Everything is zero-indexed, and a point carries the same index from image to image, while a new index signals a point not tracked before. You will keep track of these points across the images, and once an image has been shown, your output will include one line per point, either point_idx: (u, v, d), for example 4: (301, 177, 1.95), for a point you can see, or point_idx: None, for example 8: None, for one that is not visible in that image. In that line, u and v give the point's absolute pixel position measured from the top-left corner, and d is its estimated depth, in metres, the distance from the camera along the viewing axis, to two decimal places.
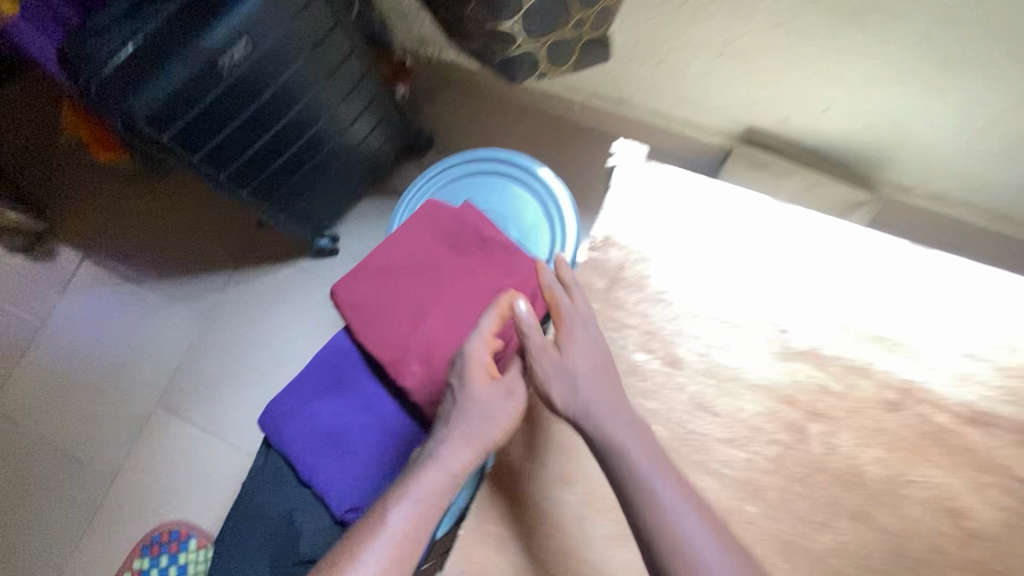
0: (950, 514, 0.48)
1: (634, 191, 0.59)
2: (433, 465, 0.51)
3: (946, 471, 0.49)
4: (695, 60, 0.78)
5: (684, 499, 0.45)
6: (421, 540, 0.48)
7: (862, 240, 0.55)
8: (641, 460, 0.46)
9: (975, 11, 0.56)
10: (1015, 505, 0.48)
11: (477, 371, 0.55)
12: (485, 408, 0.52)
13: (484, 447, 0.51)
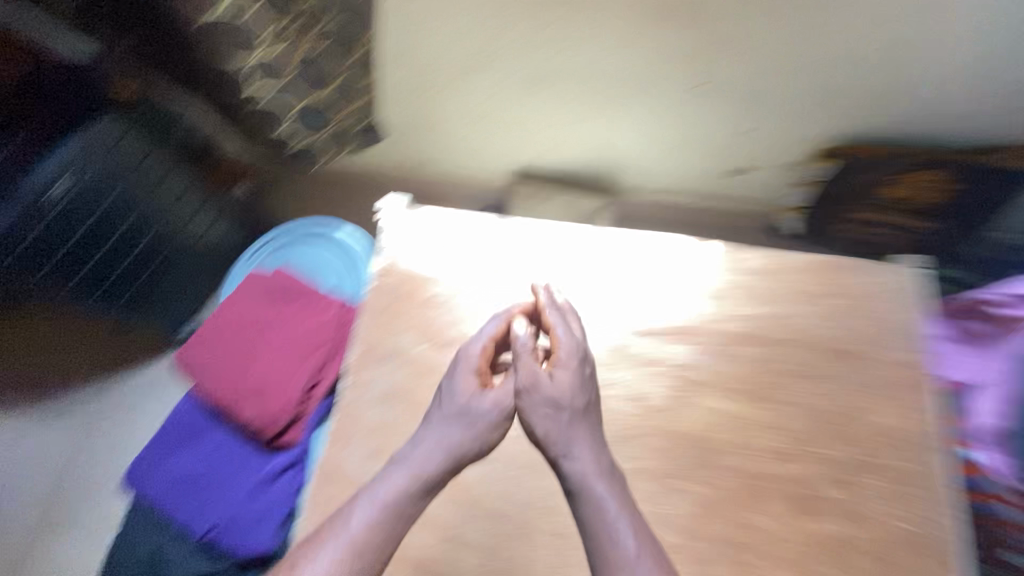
0: (643, 402, 0.69)
1: (407, 230, 0.81)
2: (415, 464, 0.61)
3: (636, 373, 0.70)
4: (459, 129, 1.06)
5: (625, 522, 0.57)
6: (379, 538, 0.58)
7: (563, 231, 0.80)
8: (597, 469, 0.60)
9: (599, 66, 0.88)
10: (680, 383, 0.70)
11: (467, 380, 0.66)
12: (472, 416, 0.64)
13: (452, 457, 0.62)
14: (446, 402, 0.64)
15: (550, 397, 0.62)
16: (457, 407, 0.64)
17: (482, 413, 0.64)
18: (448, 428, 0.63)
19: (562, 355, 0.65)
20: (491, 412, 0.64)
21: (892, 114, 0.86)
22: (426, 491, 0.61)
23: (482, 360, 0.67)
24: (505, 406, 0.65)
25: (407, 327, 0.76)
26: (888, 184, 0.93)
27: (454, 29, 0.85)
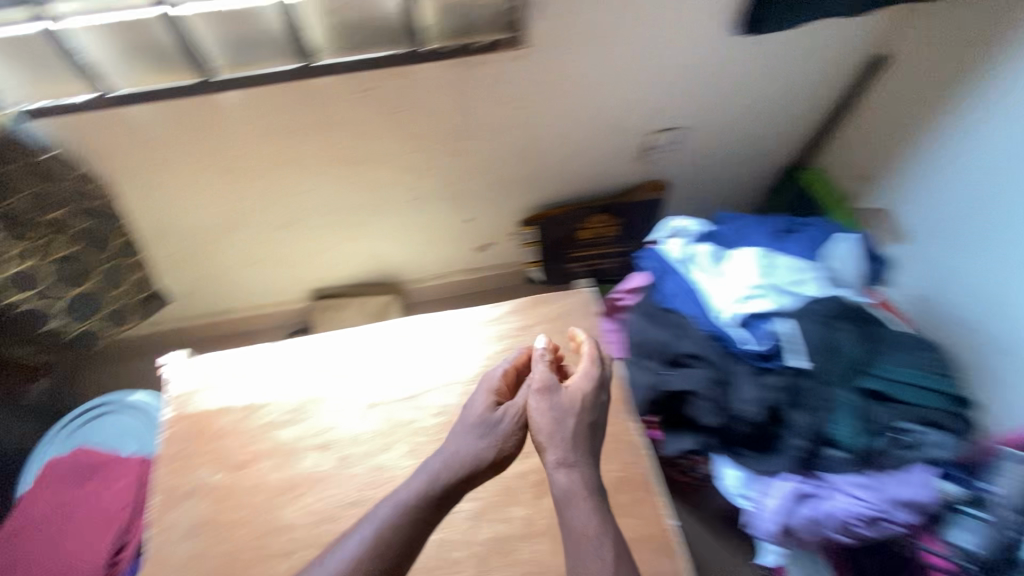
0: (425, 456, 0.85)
1: (194, 378, 0.92)
2: (430, 471, 0.69)
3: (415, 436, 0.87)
4: (245, 273, 1.21)
5: (599, 534, 0.64)
6: (383, 552, 0.64)
7: (333, 338, 0.96)
8: (586, 484, 0.68)
9: (340, 204, 1.09)
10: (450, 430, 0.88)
11: (487, 396, 0.76)
12: (488, 429, 0.72)
13: (452, 467, 0.69)
14: (466, 416, 0.74)
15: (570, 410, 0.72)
16: (472, 419, 0.73)
17: (491, 426, 0.72)
18: (495, 422, 0.72)
19: (582, 374, 0.74)
20: (501, 423, 0.72)
21: (558, 181, 1.17)
22: (429, 507, 0.67)
23: (501, 382, 0.78)
24: (505, 426, 0.72)
25: (201, 462, 0.85)
26: (578, 229, 1.26)
27: (195, 207, 1.01)
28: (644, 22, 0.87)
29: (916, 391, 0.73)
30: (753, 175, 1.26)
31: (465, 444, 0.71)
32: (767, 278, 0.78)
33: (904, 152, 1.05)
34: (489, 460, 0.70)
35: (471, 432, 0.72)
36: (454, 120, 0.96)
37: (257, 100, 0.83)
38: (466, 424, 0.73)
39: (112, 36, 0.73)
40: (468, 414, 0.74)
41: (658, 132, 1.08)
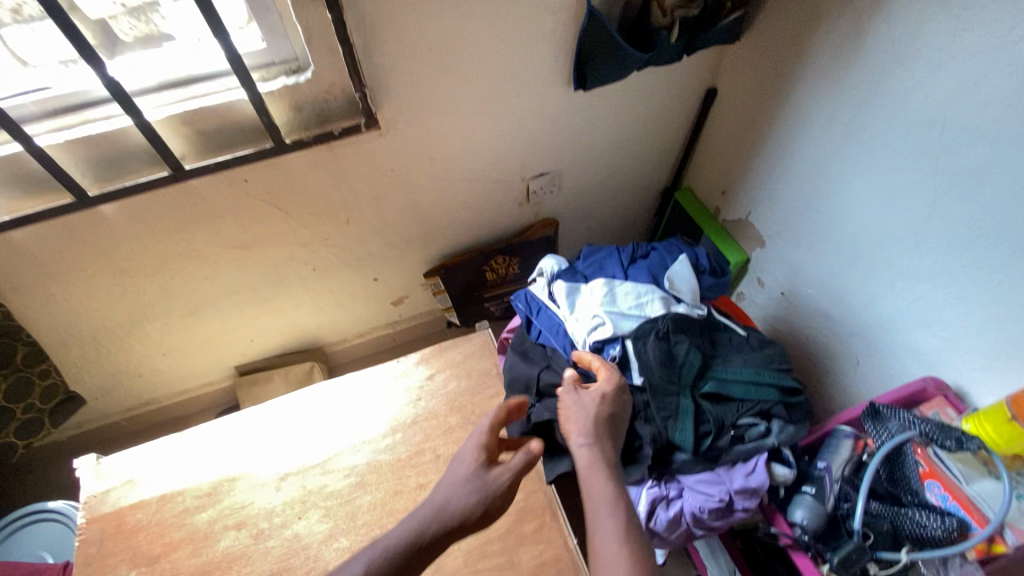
0: (340, 518, 0.89)
1: (111, 476, 0.95)
2: (419, 519, 0.67)
3: (330, 501, 0.91)
4: (162, 362, 1.23)
5: (617, 522, 0.59)
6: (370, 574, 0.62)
7: (247, 416, 1.01)
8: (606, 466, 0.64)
9: (246, 285, 1.14)
10: (363, 490, 0.92)
11: (477, 447, 0.72)
12: (480, 486, 0.69)
13: (436, 516, 0.67)
14: (455, 468, 0.71)
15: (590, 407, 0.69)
16: (463, 473, 0.70)
17: (483, 481, 0.69)
18: (484, 474, 0.70)
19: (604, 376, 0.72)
20: (493, 482, 0.69)
21: (453, 233, 1.24)
22: (415, 555, 0.65)
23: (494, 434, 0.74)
24: (498, 487, 0.69)
25: (118, 560, 0.87)
26: (485, 270, 1.32)
27: (96, 309, 1.04)
28: (490, 90, 0.96)
29: (754, 387, 0.78)
30: (635, 202, 1.38)
31: (455, 499, 0.68)
32: (608, 308, 0.85)
33: (742, 168, 1.17)
34: (481, 517, 0.68)
35: (461, 482, 0.69)
36: (335, 195, 1.03)
37: (135, 206, 0.89)
38: (459, 472, 0.71)
39: None
40: (460, 462, 0.72)
41: (533, 179, 1.18)
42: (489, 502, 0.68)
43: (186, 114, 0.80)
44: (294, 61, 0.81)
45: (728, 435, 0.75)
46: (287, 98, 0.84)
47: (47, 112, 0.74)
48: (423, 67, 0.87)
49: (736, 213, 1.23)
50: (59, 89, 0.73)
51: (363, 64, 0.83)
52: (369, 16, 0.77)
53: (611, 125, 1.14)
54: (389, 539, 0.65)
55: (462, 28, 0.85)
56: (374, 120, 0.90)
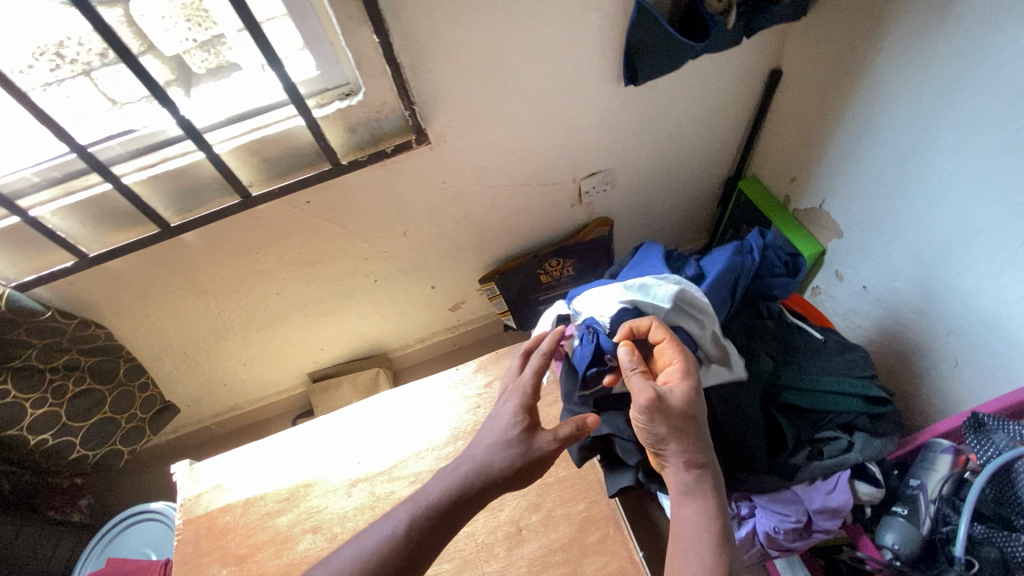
0: None
1: (204, 479, 1.03)
2: (459, 475, 0.66)
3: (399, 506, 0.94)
4: (243, 372, 1.33)
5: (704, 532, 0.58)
6: (418, 527, 0.62)
7: (319, 424, 1.06)
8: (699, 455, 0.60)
9: (314, 299, 1.20)
10: None
11: (515, 404, 0.71)
12: (521, 443, 0.67)
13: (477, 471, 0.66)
14: (496, 421, 0.70)
15: (678, 398, 0.60)
16: (506, 426, 0.69)
17: (526, 442, 0.67)
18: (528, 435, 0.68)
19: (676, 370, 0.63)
20: (537, 442, 0.67)
21: (506, 238, 1.24)
22: (454, 512, 0.64)
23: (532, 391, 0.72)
24: (541, 449, 0.67)
25: (211, 560, 0.94)
26: (540, 273, 1.30)
27: (183, 326, 1.13)
28: (538, 94, 0.94)
29: (834, 397, 0.72)
30: (696, 195, 1.31)
31: (497, 456, 0.67)
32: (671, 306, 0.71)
33: (815, 155, 1.08)
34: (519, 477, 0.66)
35: (501, 440, 0.67)
36: (390, 209, 1.05)
37: (212, 233, 0.95)
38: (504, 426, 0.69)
39: (75, 211, 0.84)
40: (500, 414, 0.71)
41: (584, 179, 1.16)
42: (531, 467, 0.67)
43: (252, 145, 0.84)
44: (347, 85, 0.83)
45: (806, 450, 0.69)
46: (342, 122, 0.86)
47: (130, 153, 0.81)
48: (468, 78, 0.87)
49: (807, 202, 1.14)
50: (139, 131, 0.79)
51: (410, 81, 0.83)
52: (415, 35, 0.78)
53: (663, 119, 1.09)
54: (428, 496, 0.65)
55: (507, 35, 0.83)
56: (424, 135, 0.91)
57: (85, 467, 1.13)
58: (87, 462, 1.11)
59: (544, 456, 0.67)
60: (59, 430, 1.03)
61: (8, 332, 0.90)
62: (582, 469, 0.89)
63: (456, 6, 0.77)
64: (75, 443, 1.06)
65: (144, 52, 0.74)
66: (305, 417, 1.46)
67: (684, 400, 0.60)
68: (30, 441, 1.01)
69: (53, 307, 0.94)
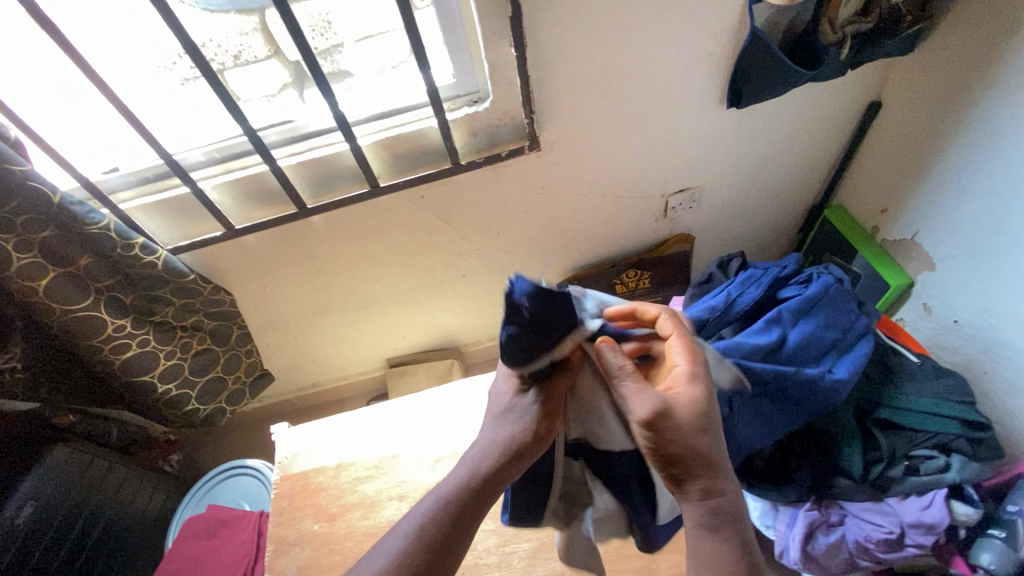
0: None
1: (299, 442, 1.13)
2: (469, 463, 0.71)
3: None
4: (330, 351, 1.43)
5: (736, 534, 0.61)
6: (436, 519, 0.66)
7: (406, 402, 1.14)
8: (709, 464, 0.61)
9: (406, 289, 1.29)
10: None
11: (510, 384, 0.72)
12: (517, 413, 0.70)
13: (484, 455, 0.70)
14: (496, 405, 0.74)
15: (685, 408, 0.60)
16: (503, 406, 0.73)
17: (521, 410, 0.70)
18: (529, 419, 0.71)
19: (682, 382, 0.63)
20: (527, 407, 0.70)
21: (589, 246, 1.30)
22: (471, 498, 0.68)
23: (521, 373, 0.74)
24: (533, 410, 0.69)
25: (304, 515, 1.03)
26: (616, 283, 1.35)
27: (290, 301, 1.25)
28: (644, 112, 1.01)
29: (932, 418, 0.73)
30: (777, 220, 1.34)
31: (499, 434, 0.70)
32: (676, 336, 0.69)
33: (910, 187, 1.09)
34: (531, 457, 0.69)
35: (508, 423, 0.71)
36: (491, 209, 1.14)
37: (336, 218, 1.06)
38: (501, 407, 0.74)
39: (232, 188, 0.96)
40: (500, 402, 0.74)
41: (672, 196, 1.21)
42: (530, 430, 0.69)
43: (387, 141, 0.95)
44: (477, 93, 0.93)
45: (902, 465, 0.71)
46: (467, 126, 0.95)
47: (286, 141, 0.93)
48: (583, 93, 0.94)
49: (898, 233, 1.15)
50: (296, 123, 0.91)
51: (534, 93, 0.92)
52: (545, 52, 0.86)
53: (756, 143, 1.13)
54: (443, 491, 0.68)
55: (624, 56, 0.90)
56: (536, 143, 0.99)
57: (192, 421, 1.23)
58: (196, 415, 1.21)
59: (538, 414, 0.69)
60: (180, 382, 1.13)
61: (158, 291, 1.02)
62: None
63: (585, 27, 0.85)
64: (191, 396, 1.17)
65: (272, 56, 0.93)
66: (378, 399, 1.56)
67: (692, 406, 0.61)
68: (157, 389, 1.11)
69: (195, 272, 1.05)
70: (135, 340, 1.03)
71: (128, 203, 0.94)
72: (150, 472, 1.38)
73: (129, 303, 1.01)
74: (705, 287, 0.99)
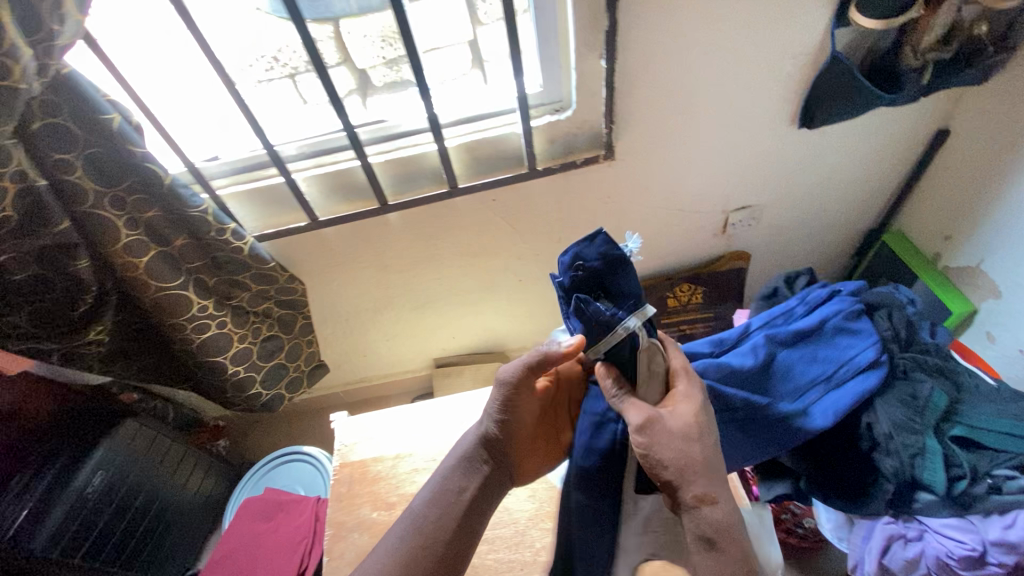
0: None
1: (358, 431, 1.15)
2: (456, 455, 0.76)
3: None
4: (382, 348, 1.47)
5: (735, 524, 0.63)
6: (429, 512, 0.70)
7: (463, 399, 1.17)
8: (698, 469, 0.63)
9: (464, 290, 1.33)
10: None
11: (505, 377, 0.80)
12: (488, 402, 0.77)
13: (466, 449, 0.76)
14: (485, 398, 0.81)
15: (677, 421, 0.64)
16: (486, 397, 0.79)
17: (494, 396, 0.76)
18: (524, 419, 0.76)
19: (683, 398, 0.67)
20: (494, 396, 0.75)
21: (646, 259, 1.32)
22: (456, 488, 0.73)
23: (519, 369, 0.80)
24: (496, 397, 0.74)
25: (362, 502, 1.05)
26: (669, 296, 1.37)
27: (353, 295, 1.29)
28: (715, 128, 1.04)
29: (1012, 438, 0.73)
30: (832, 243, 1.35)
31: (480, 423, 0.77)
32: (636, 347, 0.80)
33: (974, 214, 1.10)
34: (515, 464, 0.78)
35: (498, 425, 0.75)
36: (557, 215, 1.17)
37: (411, 215, 1.10)
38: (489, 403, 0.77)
39: (321, 181, 1.02)
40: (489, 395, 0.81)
41: (733, 213, 1.23)
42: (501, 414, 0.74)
43: (470, 143, 1.00)
44: (559, 102, 0.97)
45: (985, 483, 0.71)
46: (547, 132, 1.00)
47: (374, 140, 0.99)
48: (660, 107, 0.98)
49: (961, 260, 1.15)
50: (388, 123, 0.97)
51: (615, 105, 0.96)
52: (631, 65, 0.90)
53: (821, 164, 1.15)
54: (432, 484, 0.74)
55: (704, 72, 0.94)
56: (611, 152, 1.03)
57: (253, 406, 1.26)
58: (258, 400, 1.24)
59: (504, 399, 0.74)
60: (248, 366, 1.16)
61: (240, 275, 1.07)
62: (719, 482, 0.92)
63: (670, 42, 0.88)
64: (257, 380, 1.20)
65: (342, 63, 0.91)
66: (424, 399, 1.58)
67: (689, 419, 0.65)
68: (228, 370, 1.14)
69: (275, 261, 1.11)
70: (215, 321, 1.07)
71: (224, 190, 1.00)
72: (204, 455, 1.41)
73: (212, 286, 1.06)
74: (771, 300, 0.99)
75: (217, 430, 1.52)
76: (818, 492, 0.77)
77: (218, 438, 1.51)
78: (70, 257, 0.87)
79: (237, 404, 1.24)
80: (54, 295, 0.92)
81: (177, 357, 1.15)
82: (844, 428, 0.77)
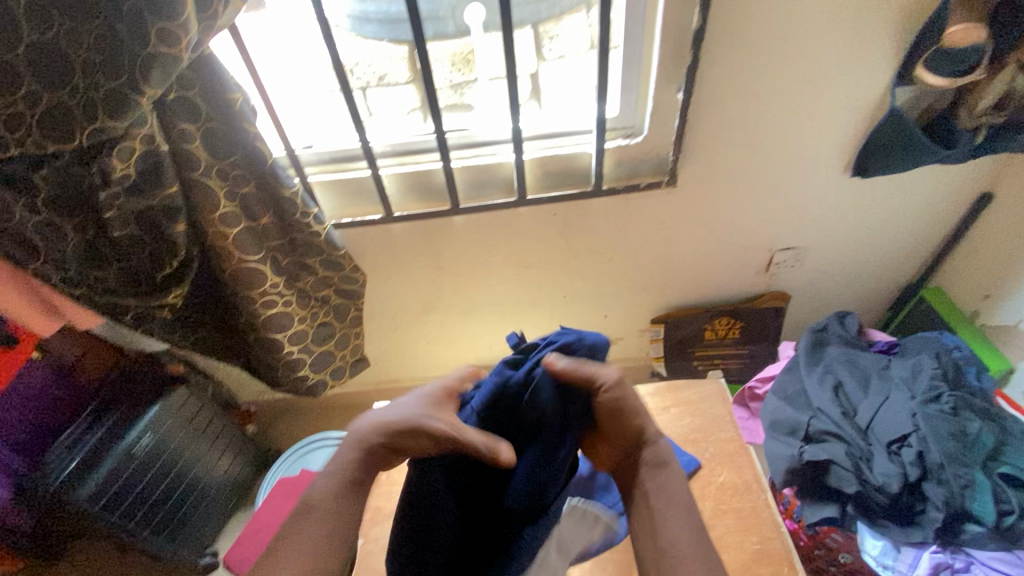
0: None
1: None
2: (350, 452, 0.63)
3: None
4: (422, 351, 1.50)
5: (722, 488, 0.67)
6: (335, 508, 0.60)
7: None
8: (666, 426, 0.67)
9: (513, 301, 1.38)
10: None
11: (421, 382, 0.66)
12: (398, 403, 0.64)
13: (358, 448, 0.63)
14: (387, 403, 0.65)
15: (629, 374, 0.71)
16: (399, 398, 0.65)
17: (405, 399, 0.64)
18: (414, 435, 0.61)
19: None
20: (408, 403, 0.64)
21: (689, 289, 1.37)
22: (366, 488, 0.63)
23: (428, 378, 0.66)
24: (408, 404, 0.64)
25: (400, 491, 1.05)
26: (707, 328, 1.39)
27: (404, 291, 1.34)
28: (772, 169, 1.11)
29: None
30: (870, 293, 1.39)
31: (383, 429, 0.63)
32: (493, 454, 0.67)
33: (1014, 276, 1.15)
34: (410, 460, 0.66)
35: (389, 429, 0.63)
36: (611, 236, 1.23)
37: (477, 221, 1.17)
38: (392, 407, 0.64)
39: (402, 178, 1.10)
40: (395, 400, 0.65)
41: (778, 252, 1.28)
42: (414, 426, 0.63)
43: (544, 158, 1.08)
44: (631, 128, 1.06)
45: None
46: (616, 155, 1.07)
47: (459, 146, 1.09)
48: (724, 142, 1.05)
49: (1000, 320, 1.20)
50: (471, 132, 1.08)
51: (683, 137, 1.03)
52: (703, 103, 0.98)
53: (869, 213, 1.21)
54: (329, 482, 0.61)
55: (769, 114, 1.01)
56: (674, 178, 1.09)
57: (298, 388, 1.29)
58: (303, 383, 1.27)
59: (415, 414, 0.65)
60: (302, 347, 1.20)
61: (311, 258, 1.12)
62: (757, 506, 0.93)
63: (741, 84, 0.96)
64: (307, 362, 1.23)
65: (409, 81, 1.09)
66: None
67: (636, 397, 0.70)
68: (283, 349, 1.17)
69: (345, 249, 1.17)
70: (282, 298, 1.12)
71: (313, 177, 1.09)
72: (238, 435, 1.43)
73: (283, 265, 1.11)
74: (823, 334, 1.00)
75: (251, 415, 1.54)
76: (864, 516, 0.81)
77: (251, 422, 1.53)
78: (170, 219, 0.92)
79: (282, 385, 1.27)
80: (143, 255, 0.96)
81: (239, 328, 1.19)
82: (896, 456, 0.80)
